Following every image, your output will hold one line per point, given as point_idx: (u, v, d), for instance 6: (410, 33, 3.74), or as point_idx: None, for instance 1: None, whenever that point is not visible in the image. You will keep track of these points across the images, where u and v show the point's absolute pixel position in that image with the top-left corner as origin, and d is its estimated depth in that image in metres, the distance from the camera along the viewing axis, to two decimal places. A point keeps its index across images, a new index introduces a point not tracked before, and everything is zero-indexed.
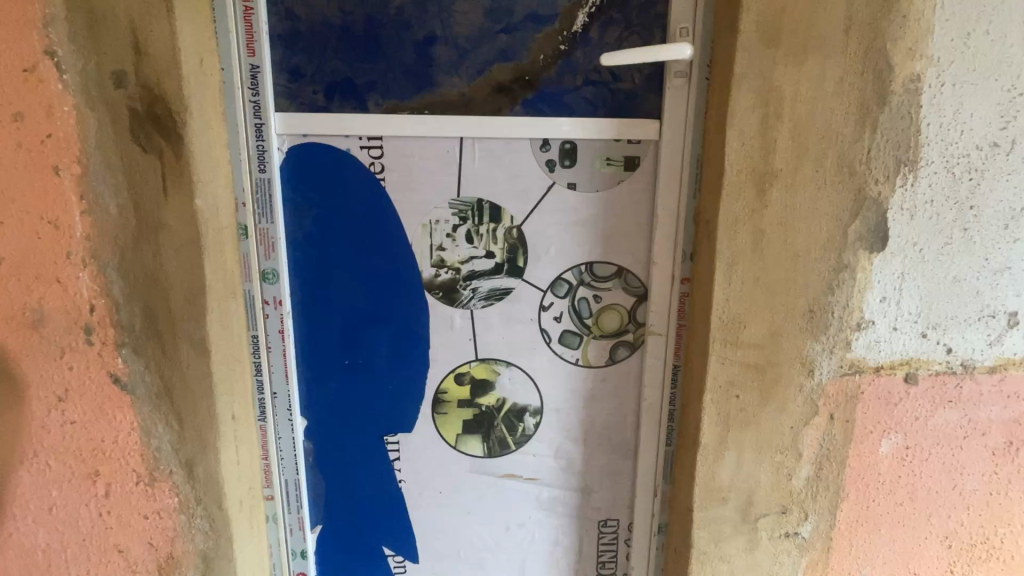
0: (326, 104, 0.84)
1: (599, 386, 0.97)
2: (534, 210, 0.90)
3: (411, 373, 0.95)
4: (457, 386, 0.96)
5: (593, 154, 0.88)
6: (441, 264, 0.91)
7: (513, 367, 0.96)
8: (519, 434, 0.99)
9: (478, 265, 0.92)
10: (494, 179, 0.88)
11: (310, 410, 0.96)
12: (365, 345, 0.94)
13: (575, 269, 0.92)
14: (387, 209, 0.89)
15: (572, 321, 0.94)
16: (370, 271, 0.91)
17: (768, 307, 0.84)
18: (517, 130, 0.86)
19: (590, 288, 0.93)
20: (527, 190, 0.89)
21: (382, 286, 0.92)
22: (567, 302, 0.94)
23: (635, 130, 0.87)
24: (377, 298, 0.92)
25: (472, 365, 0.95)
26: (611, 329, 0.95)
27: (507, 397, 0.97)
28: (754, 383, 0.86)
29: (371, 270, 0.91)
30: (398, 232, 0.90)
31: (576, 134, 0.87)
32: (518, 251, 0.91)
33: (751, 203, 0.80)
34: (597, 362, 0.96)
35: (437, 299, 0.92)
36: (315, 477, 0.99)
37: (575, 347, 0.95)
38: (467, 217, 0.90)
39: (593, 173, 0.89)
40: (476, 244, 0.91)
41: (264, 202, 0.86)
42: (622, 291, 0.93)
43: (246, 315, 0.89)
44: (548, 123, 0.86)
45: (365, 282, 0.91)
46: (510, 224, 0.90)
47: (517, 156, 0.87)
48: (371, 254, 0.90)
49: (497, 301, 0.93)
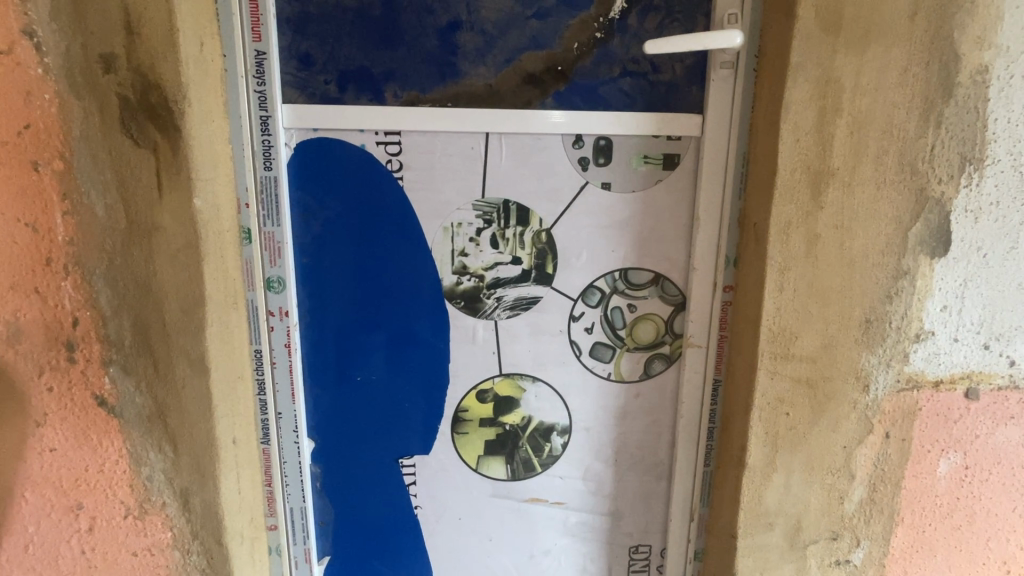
0: (339, 94, 0.77)
1: (632, 402, 0.90)
2: (565, 211, 0.83)
3: (408, 383, 0.87)
4: (480, 404, 0.88)
5: (630, 152, 0.81)
6: (463, 271, 0.84)
7: (540, 383, 0.88)
8: (546, 455, 0.91)
9: (504, 272, 0.84)
10: (523, 178, 0.81)
11: (315, 430, 0.87)
12: (364, 354, 0.85)
13: (609, 275, 0.85)
14: (392, 205, 0.81)
15: (605, 332, 0.87)
16: (370, 274, 0.83)
17: (821, 317, 0.77)
18: (549, 125, 0.79)
19: (624, 297, 0.86)
20: (558, 191, 0.82)
21: (382, 288, 0.83)
22: (600, 312, 0.86)
23: (675, 125, 0.80)
24: (375, 301, 0.84)
25: (495, 380, 0.88)
26: (645, 341, 0.88)
27: (534, 415, 0.89)
28: (805, 400, 0.79)
29: (371, 272, 0.83)
30: (404, 231, 0.82)
31: (612, 129, 0.80)
32: (547, 256, 0.84)
33: (806, 204, 0.74)
34: (630, 376, 0.89)
35: (459, 308, 0.85)
36: (321, 504, 0.90)
37: (607, 360, 0.88)
38: (493, 220, 0.82)
39: (629, 172, 0.82)
40: (501, 249, 0.83)
41: (269, 203, 0.78)
42: (658, 299, 0.86)
43: (248, 328, 0.80)
44: (582, 118, 0.79)
45: (366, 286, 0.83)
46: (539, 227, 0.83)
47: (548, 154, 0.80)
48: (370, 253, 0.82)
49: (523, 311, 0.85)
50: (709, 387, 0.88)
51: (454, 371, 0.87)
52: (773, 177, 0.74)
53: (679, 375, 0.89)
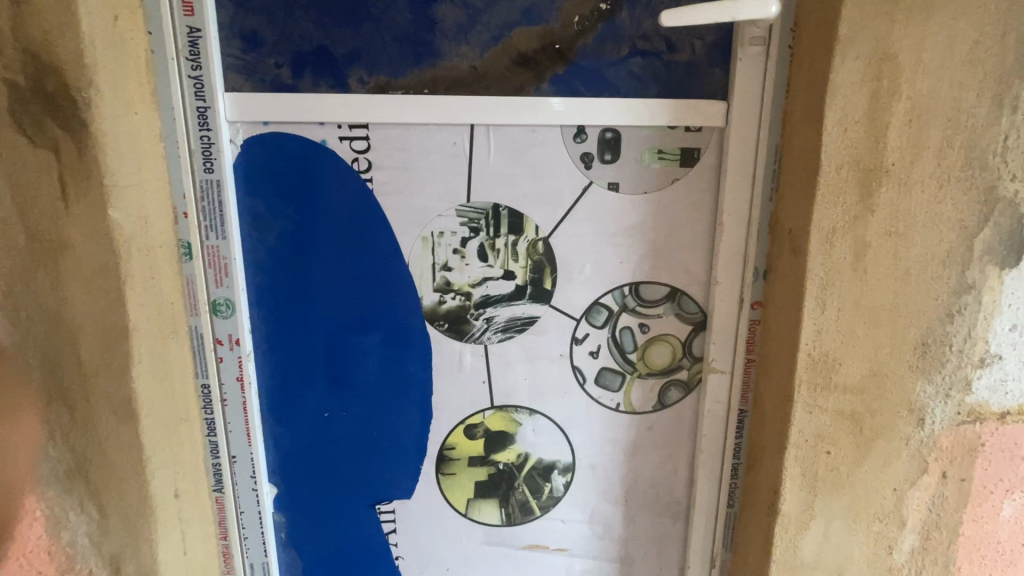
0: (293, 81, 0.64)
1: (645, 436, 0.78)
2: (565, 217, 0.70)
3: (406, 389, 0.74)
4: (469, 441, 0.76)
5: (641, 147, 0.69)
6: (447, 288, 0.71)
7: (538, 416, 0.76)
8: (545, 496, 0.79)
9: (494, 290, 0.72)
10: (516, 179, 0.69)
11: (284, 473, 0.75)
12: (340, 375, 0.73)
13: (616, 291, 0.73)
14: (361, 201, 0.68)
15: (612, 357, 0.75)
16: (341, 283, 0.70)
17: (870, 341, 0.65)
18: (545, 116, 0.66)
19: (634, 315, 0.74)
20: (557, 193, 0.70)
21: (359, 294, 0.71)
22: (606, 334, 0.74)
23: (695, 114, 0.68)
24: (354, 308, 0.71)
25: (486, 414, 0.76)
26: (660, 366, 0.76)
27: (532, 453, 0.77)
28: (849, 437, 0.68)
29: (343, 280, 0.70)
30: (381, 230, 0.69)
31: (620, 120, 0.67)
32: (544, 270, 0.72)
33: (854, 208, 0.62)
34: (642, 407, 0.77)
35: (443, 332, 0.72)
36: (305, 554, 0.78)
37: (616, 389, 0.76)
38: (480, 228, 0.70)
39: (640, 170, 0.69)
40: (490, 262, 0.71)
41: (212, 212, 0.65)
42: (674, 318, 0.74)
43: (193, 359, 0.68)
44: (585, 106, 0.67)
45: (338, 297, 0.70)
46: (534, 236, 0.71)
47: (545, 149, 0.68)
48: (339, 258, 0.69)
49: (517, 333, 0.73)
50: (733, 418, 0.76)
51: (438, 404, 0.75)
52: (813, 176, 0.62)
53: (698, 404, 0.77)
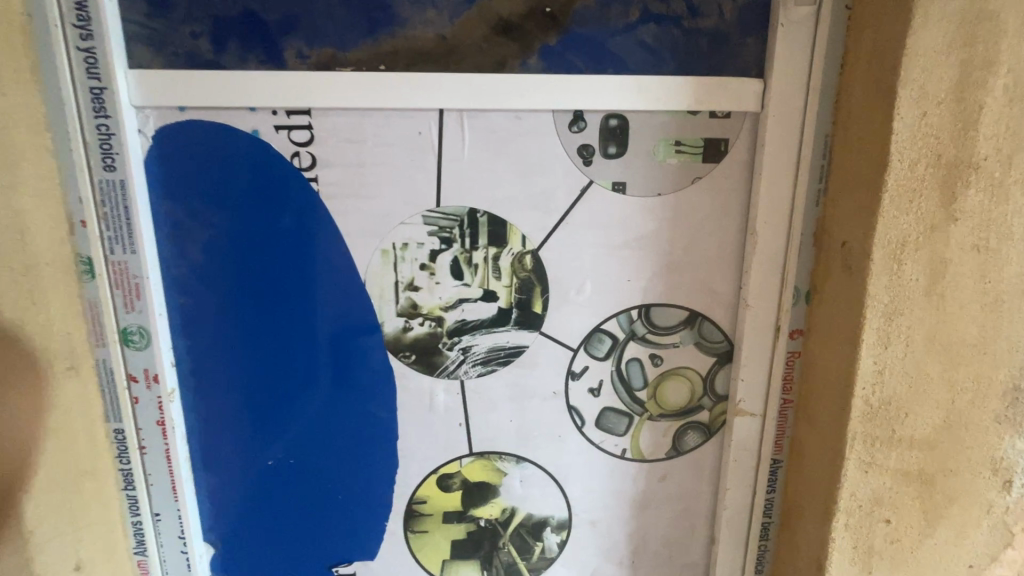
0: (213, 55, 0.51)
1: (656, 488, 0.65)
2: (558, 226, 0.57)
3: (373, 422, 0.61)
4: (443, 494, 0.63)
5: (654, 137, 0.55)
6: (413, 312, 0.58)
7: (526, 464, 0.63)
8: (536, 558, 0.66)
9: (472, 314, 0.58)
10: (497, 179, 0.55)
11: (228, 533, 0.62)
12: (291, 410, 0.60)
13: (622, 315, 0.59)
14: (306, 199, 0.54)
15: (616, 396, 0.61)
16: (286, 301, 0.57)
17: (946, 384, 0.51)
18: (533, 99, 0.53)
19: (644, 345, 0.60)
20: (548, 195, 0.56)
21: (311, 312, 0.57)
22: (610, 368, 0.61)
23: (723, 96, 0.54)
24: (305, 329, 0.58)
25: (463, 462, 0.63)
26: (675, 405, 0.62)
27: (519, 506, 0.64)
28: (915, 503, 0.54)
29: (289, 296, 0.57)
30: (333, 235, 0.56)
31: (629, 103, 0.53)
32: (533, 290, 0.58)
33: (932, 216, 0.47)
34: (653, 454, 0.63)
35: (410, 365, 0.59)
36: None
37: (622, 433, 0.62)
38: (453, 239, 0.57)
39: (652, 167, 0.56)
40: (466, 280, 0.58)
41: (115, 221, 0.52)
42: (693, 348, 0.61)
43: (101, 400, 0.56)
44: (583, 86, 0.53)
45: (285, 317, 0.57)
46: (520, 249, 0.57)
47: (533, 141, 0.54)
48: (283, 270, 0.56)
49: (501, 367, 0.60)
50: (764, 469, 0.63)
51: (404, 450, 0.62)
52: (878, 174, 0.48)
53: (721, 451, 0.64)
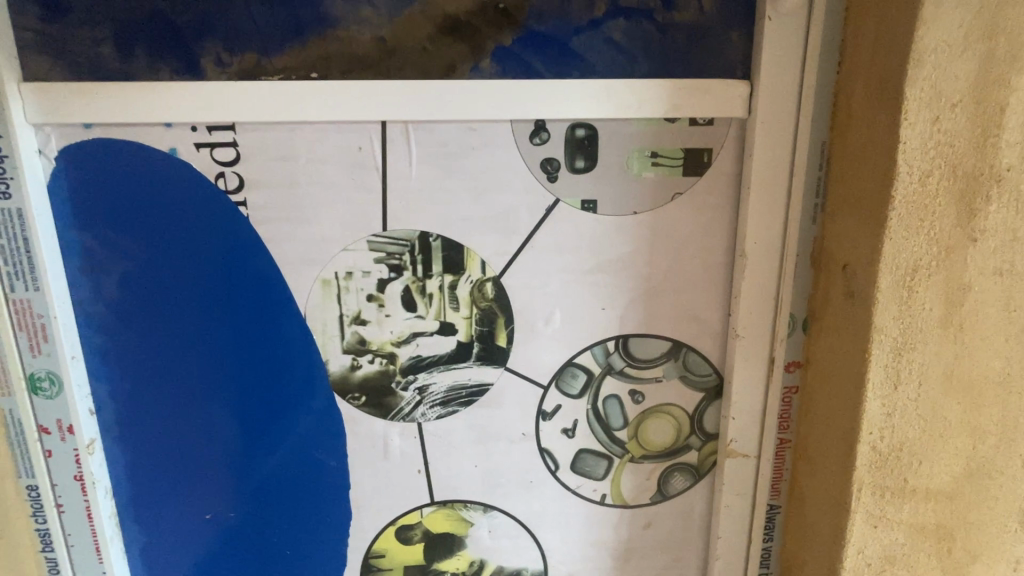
0: (119, 63, 0.44)
1: (640, 537, 0.58)
2: (521, 250, 0.50)
3: (321, 472, 0.54)
4: (403, 547, 0.57)
5: (627, 147, 0.48)
6: (362, 348, 0.52)
7: (495, 513, 0.57)
8: None
9: (427, 349, 0.52)
10: (451, 199, 0.49)
11: None
12: (230, 457, 0.53)
13: (598, 347, 0.53)
14: (228, 217, 0.48)
15: (593, 437, 0.55)
16: (218, 337, 0.50)
17: (966, 427, 0.45)
18: (487, 108, 0.46)
19: (622, 380, 0.54)
20: (509, 216, 0.50)
21: (245, 346, 0.51)
22: (585, 405, 0.54)
23: (704, 99, 0.47)
24: (240, 370, 0.51)
25: (424, 513, 0.56)
26: (659, 446, 0.55)
27: (490, 559, 0.58)
28: (933, 560, 0.47)
29: (221, 329, 0.50)
30: (262, 257, 0.49)
31: (597, 110, 0.47)
32: (495, 321, 0.52)
33: (948, 237, 0.41)
34: (635, 500, 0.57)
35: (360, 407, 0.53)
36: None
37: (601, 478, 0.56)
38: (403, 267, 0.50)
39: (624, 183, 0.49)
40: (420, 312, 0.51)
41: (13, 253, 0.46)
42: (678, 383, 0.54)
43: (11, 452, 0.50)
44: (544, 91, 0.46)
45: (217, 353, 0.51)
46: (480, 276, 0.51)
47: (490, 155, 0.48)
48: (212, 305, 0.50)
49: (463, 407, 0.53)
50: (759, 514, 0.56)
51: (355, 501, 0.55)
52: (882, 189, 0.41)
53: (712, 496, 0.57)
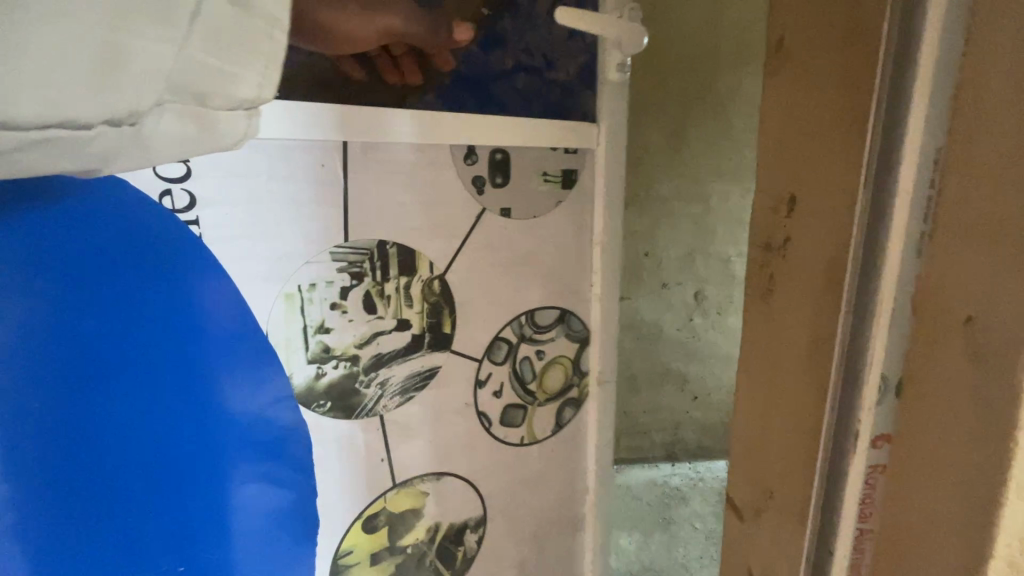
0: None
1: (535, 461, 0.72)
2: (460, 248, 0.62)
3: (225, 528, 0.45)
4: (364, 533, 0.61)
5: (530, 167, 0.65)
6: (326, 355, 0.55)
7: (445, 478, 0.65)
8: (459, 561, 0.69)
9: (388, 344, 0.59)
10: (399, 198, 0.57)
11: None
12: (185, 511, 0.42)
13: (513, 321, 0.67)
14: (89, 202, 0.39)
15: (513, 392, 0.68)
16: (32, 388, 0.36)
17: None
18: (434, 128, 0.57)
19: (532, 344, 0.69)
20: (452, 220, 0.61)
21: (125, 364, 0.40)
22: (508, 368, 0.68)
23: (573, 135, 0.67)
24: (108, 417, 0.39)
25: (386, 497, 0.62)
26: (555, 390, 0.72)
27: (439, 519, 0.66)
28: None
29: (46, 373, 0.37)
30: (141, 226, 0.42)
31: (511, 138, 0.63)
32: (443, 312, 0.62)
33: None
34: (543, 436, 0.72)
35: (324, 412, 0.56)
36: None
37: (519, 424, 0.70)
38: (364, 271, 0.56)
39: (529, 193, 0.65)
40: (380, 313, 0.58)
41: None
42: (565, 338, 0.72)
43: None
44: (478, 122, 0.60)
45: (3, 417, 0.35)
46: (427, 275, 0.60)
47: (435, 170, 0.58)
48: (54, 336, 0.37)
49: (418, 390, 0.61)
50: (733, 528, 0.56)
51: (334, 504, 0.58)
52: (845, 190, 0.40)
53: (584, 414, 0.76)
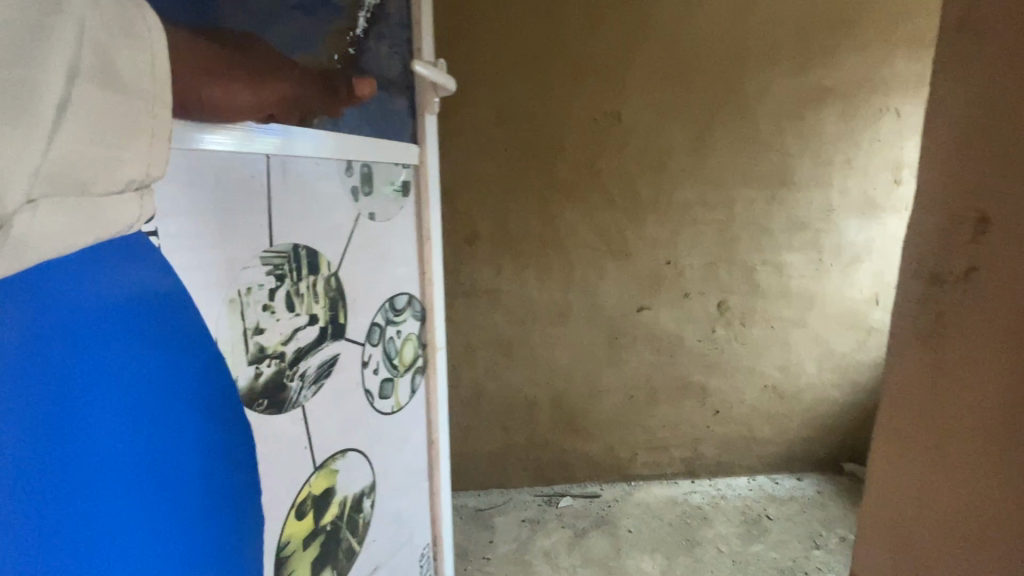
0: None
1: (384, 406, 1.24)
2: (344, 255, 1.07)
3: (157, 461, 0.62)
4: (295, 522, 0.99)
5: (382, 180, 1.19)
6: (262, 352, 0.89)
7: (346, 454, 1.12)
8: (360, 517, 1.20)
9: (302, 337, 0.98)
10: (306, 222, 0.97)
11: None
12: (117, 453, 0.58)
13: (382, 312, 1.21)
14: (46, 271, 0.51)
15: (384, 370, 1.23)
16: None
17: None
18: (345, 152, 1.05)
19: (391, 326, 1.25)
20: (336, 222, 1.04)
21: (60, 348, 0.52)
22: (372, 348, 1.18)
23: (387, 149, 1.19)
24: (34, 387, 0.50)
25: (313, 483, 1.03)
26: (406, 357, 1.32)
27: (347, 494, 1.14)
28: None
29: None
30: (151, 293, 0.63)
31: (344, 141, 1.04)
32: (337, 302, 1.06)
33: None
34: (404, 400, 1.31)
35: (263, 408, 0.90)
36: None
37: (388, 390, 1.25)
38: (285, 280, 0.93)
39: (380, 198, 1.18)
40: (296, 309, 0.96)
41: None
42: (411, 318, 1.33)
43: None
44: (348, 153, 1.06)
45: None
46: (327, 272, 1.02)
47: (328, 181, 1.01)
48: None
49: (327, 373, 1.05)
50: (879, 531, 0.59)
51: (282, 428, 0.94)
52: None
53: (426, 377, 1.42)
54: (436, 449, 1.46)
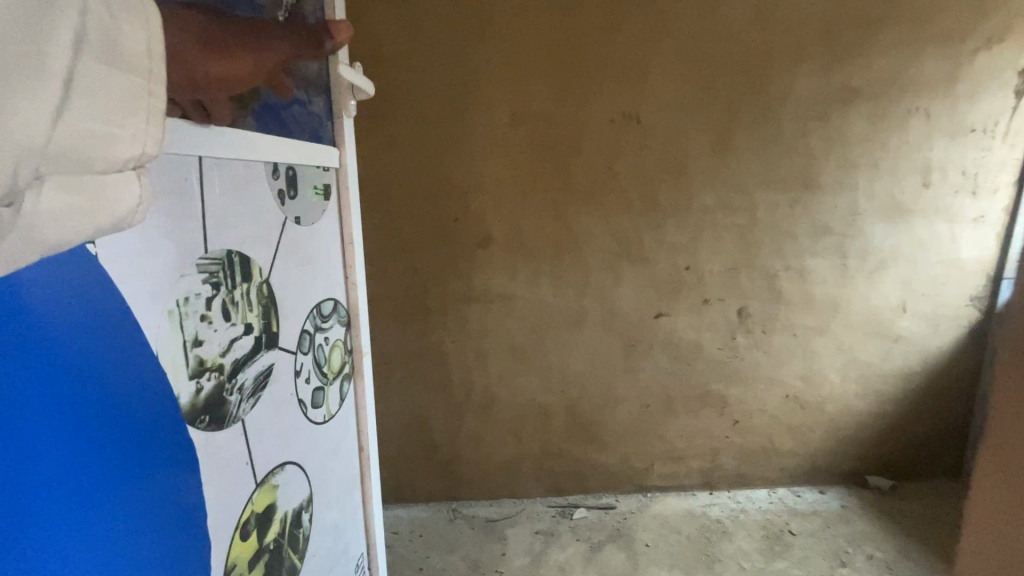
0: None
1: (316, 411, 1.18)
2: (275, 258, 1.02)
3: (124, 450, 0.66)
4: (240, 543, 0.92)
5: (307, 184, 1.13)
6: (202, 367, 0.84)
7: (286, 466, 1.06)
8: (301, 534, 1.13)
9: (239, 347, 0.93)
10: (242, 227, 0.92)
11: None
12: (86, 443, 0.62)
13: (312, 317, 1.17)
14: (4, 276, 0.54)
15: (315, 377, 1.18)
16: None
17: None
18: (274, 155, 0.99)
19: (320, 332, 1.20)
20: (267, 234, 1.00)
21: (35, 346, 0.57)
22: (307, 355, 1.14)
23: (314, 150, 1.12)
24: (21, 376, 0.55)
25: (255, 500, 0.96)
26: (336, 363, 1.28)
27: (287, 510, 1.07)
28: None
29: None
30: (103, 314, 0.65)
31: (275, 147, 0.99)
32: (269, 310, 1.01)
33: None
34: (333, 407, 1.26)
35: (204, 426, 0.83)
36: None
37: (320, 398, 1.20)
38: (221, 287, 0.87)
39: (306, 203, 1.13)
40: (233, 319, 0.91)
41: None
42: (336, 325, 1.29)
43: None
44: (279, 158, 1.01)
45: None
46: (260, 279, 0.98)
47: (257, 185, 0.96)
48: None
49: (264, 381, 1.00)
50: None
51: (228, 446, 0.89)
52: None
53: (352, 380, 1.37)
54: (361, 449, 1.41)
